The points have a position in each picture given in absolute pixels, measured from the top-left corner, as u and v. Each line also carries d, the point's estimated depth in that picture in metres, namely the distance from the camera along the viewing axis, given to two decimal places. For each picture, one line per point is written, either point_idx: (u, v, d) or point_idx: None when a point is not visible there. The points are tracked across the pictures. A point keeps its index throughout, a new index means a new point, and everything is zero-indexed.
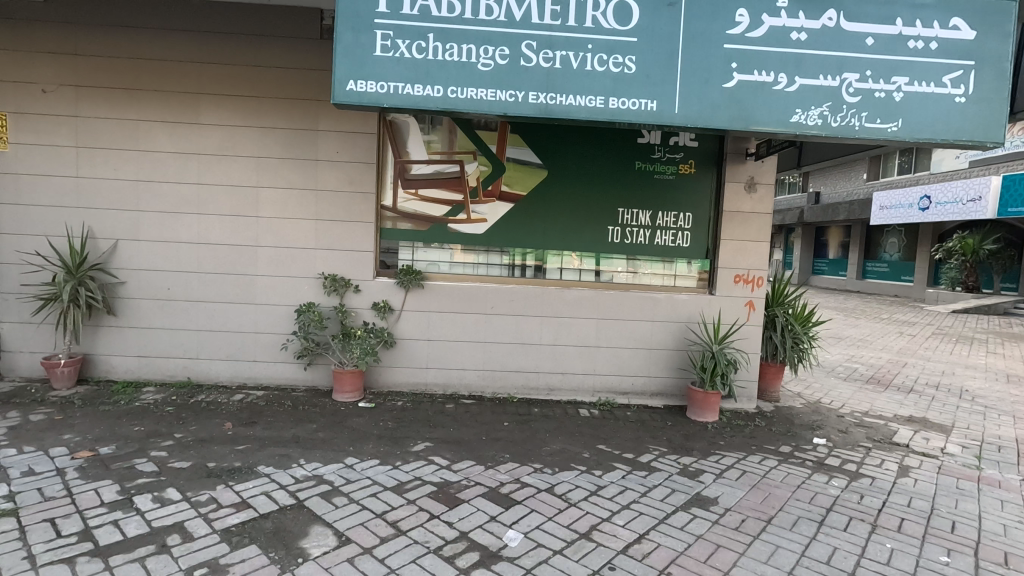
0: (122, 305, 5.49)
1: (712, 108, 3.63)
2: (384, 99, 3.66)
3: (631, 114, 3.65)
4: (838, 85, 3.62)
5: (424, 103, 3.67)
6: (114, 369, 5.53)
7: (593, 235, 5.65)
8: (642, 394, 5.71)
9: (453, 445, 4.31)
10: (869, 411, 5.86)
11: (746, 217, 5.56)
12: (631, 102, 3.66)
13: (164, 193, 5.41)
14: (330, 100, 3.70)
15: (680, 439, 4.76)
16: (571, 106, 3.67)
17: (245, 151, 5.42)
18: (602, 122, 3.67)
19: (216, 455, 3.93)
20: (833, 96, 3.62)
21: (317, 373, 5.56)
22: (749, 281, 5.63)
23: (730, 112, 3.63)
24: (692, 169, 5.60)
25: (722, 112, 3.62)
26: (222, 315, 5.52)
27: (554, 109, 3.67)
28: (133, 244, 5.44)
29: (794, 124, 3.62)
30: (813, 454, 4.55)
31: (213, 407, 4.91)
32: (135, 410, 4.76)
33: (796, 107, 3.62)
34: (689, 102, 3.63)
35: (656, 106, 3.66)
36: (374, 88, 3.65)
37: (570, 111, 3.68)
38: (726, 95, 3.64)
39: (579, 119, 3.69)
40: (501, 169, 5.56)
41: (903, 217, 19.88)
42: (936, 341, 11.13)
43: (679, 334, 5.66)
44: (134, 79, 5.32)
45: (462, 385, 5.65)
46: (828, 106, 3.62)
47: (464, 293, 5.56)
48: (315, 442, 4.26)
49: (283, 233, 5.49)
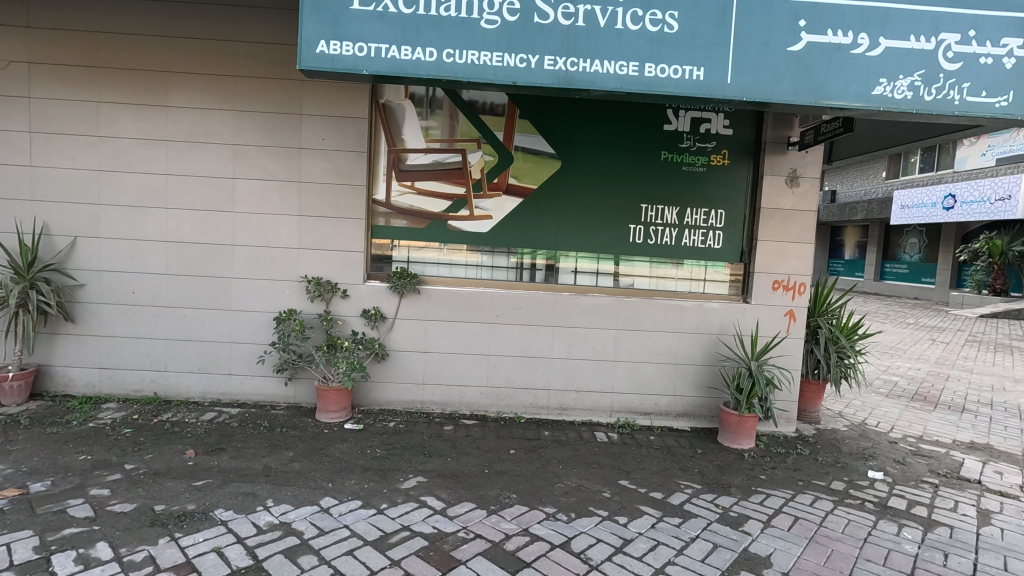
0: (82, 311, 4.88)
1: (773, 78, 2.99)
2: (364, 64, 3.04)
3: (673, 83, 3.01)
4: (934, 48, 2.96)
5: (412, 70, 3.03)
6: (74, 383, 4.92)
7: (612, 234, 5.00)
8: (667, 415, 5.04)
9: (450, 482, 3.67)
10: (924, 436, 5.16)
11: (786, 216, 4.89)
12: (671, 69, 3.02)
13: (128, 184, 4.79)
14: (298, 67, 3.08)
15: (714, 473, 4.10)
16: (596, 73, 3.04)
17: (218, 138, 4.79)
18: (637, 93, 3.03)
19: (167, 495, 3.31)
20: (928, 62, 2.97)
21: (300, 389, 4.93)
22: (789, 288, 4.95)
23: (796, 81, 2.99)
24: (725, 160, 4.95)
25: (786, 82, 2.98)
26: (193, 323, 4.90)
27: (575, 77, 3.03)
28: (93, 242, 4.83)
29: (877, 98, 2.97)
30: (873, 494, 3.88)
31: (177, 429, 4.30)
32: (86, 433, 4.14)
33: (880, 78, 2.98)
34: (745, 69, 2.98)
35: (704, 74, 3.01)
36: (351, 50, 3.03)
37: (595, 79, 3.04)
38: (791, 61, 2.99)
39: (608, 89, 3.04)
40: (508, 159, 4.92)
41: (927, 216, 19.15)
42: (972, 349, 10.39)
43: (710, 348, 5.00)
44: (94, 55, 4.70)
45: (463, 404, 5.00)
46: (921, 75, 2.97)
47: (465, 300, 4.91)
48: (288, 476, 3.63)
49: (261, 230, 4.86)
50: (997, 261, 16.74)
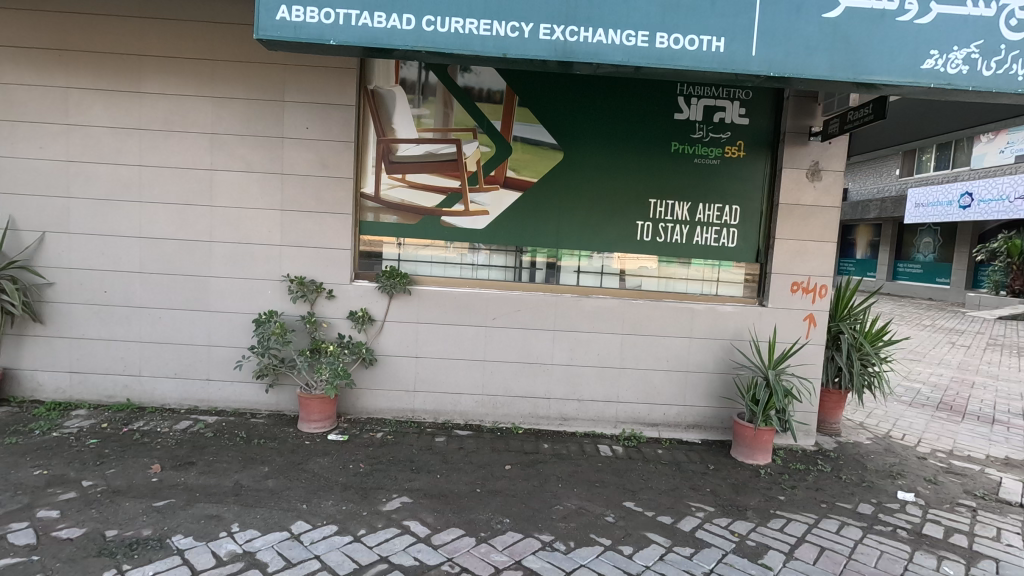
0: (51, 311, 4.58)
1: (807, 51, 2.78)
2: (329, 33, 2.89)
3: (688, 55, 2.81)
4: (995, 14, 2.72)
5: (384, 38, 2.87)
6: (43, 388, 4.62)
7: (618, 231, 4.64)
8: (677, 426, 4.68)
9: (438, 503, 3.34)
10: (955, 451, 4.78)
11: (807, 212, 4.52)
12: (686, 39, 2.81)
13: (99, 176, 4.47)
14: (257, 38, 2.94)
15: (728, 493, 3.75)
16: (601, 44, 2.84)
17: (195, 127, 4.47)
18: (646, 66, 2.84)
19: (122, 518, 2.99)
20: (988, 30, 2.72)
21: (282, 395, 4.62)
22: (809, 291, 4.57)
23: (833, 53, 2.77)
24: (740, 152, 4.58)
25: (822, 54, 2.77)
26: (169, 325, 4.59)
27: (575, 48, 2.84)
28: (63, 238, 4.52)
29: (927, 73, 2.75)
30: (906, 519, 3.52)
31: (146, 440, 3.98)
32: (47, 444, 3.83)
33: (932, 50, 2.75)
34: (771, 39, 2.78)
35: (724, 45, 2.80)
36: (314, 17, 2.88)
37: (600, 50, 2.84)
38: (826, 30, 2.78)
39: (613, 61, 2.85)
40: (506, 151, 4.58)
41: (944, 215, 18.70)
42: (995, 353, 9.93)
43: (723, 355, 4.63)
44: (62, 37, 4.38)
45: (456, 413, 4.67)
46: (980, 45, 2.73)
47: (459, 301, 4.57)
48: (259, 496, 3.31)
49: (241, 226, 4.53)
50: (1016, 261, 16.19)
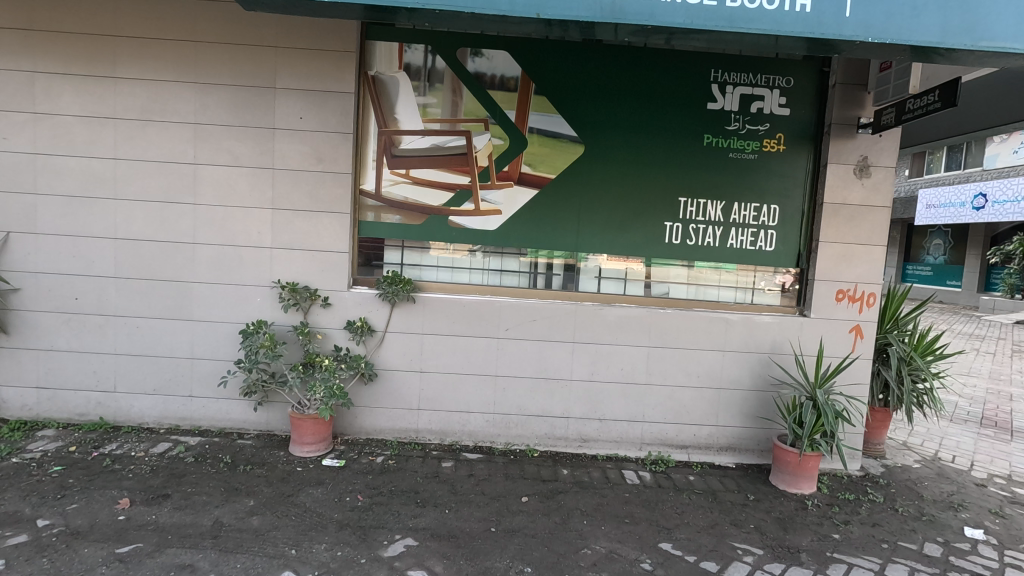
0: (17, 320, 4.13)
1: (912, 15, 2.59)
2: None
3: (767, 16, 2.59)
4: None
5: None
6: (8, 406, 4.18)
7: (645, 233, 4.20)
8: (708, 449, 4.25)
9: (447, 547, 2.90)
10: (1015, 476, 4.33)
11: (855, 212, 4.09)
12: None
13: (70, 171, 4.03)
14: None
15: (775, 530, 3.31)
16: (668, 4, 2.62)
17: (175, 116, 4.02)
18: (720, 29, 2.62)
19: (78, 569, 2.55)
20: None
21: (272, 414, 4.17)
22: (855, 300, 4.13)
23: (936, 17, 2.59)
24: (780, 146, 4.15)
25: (929, 18, 2.59)
26: (147, 336, 4.14)
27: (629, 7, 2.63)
28: (29, 239, 4.07)
29: None
30: (982, 563, 3.08)
31: (117, 467, 3.54)
32: (3, 472, 3.39)
33: None
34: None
35: (812, 5, 2.60)
36: None
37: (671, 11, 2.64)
38: None
39: (675, 23, 2.63)
40: (522, 144, 4.15)
41: (957, 216, 18.28)
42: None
43: (760, 370, 4.19)
44: (27, 16, 3.93)
45: (465, 433, 4.22)
46: None
47: (468, 310, 4.13)
48: (241, 539, 2.86)
49: (227, 226, 4.08)
50: None
